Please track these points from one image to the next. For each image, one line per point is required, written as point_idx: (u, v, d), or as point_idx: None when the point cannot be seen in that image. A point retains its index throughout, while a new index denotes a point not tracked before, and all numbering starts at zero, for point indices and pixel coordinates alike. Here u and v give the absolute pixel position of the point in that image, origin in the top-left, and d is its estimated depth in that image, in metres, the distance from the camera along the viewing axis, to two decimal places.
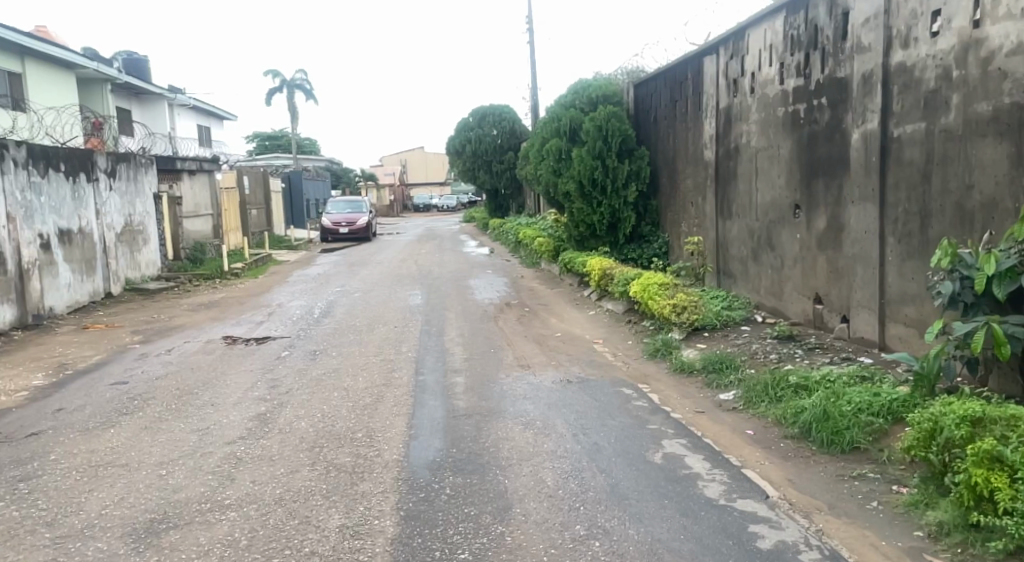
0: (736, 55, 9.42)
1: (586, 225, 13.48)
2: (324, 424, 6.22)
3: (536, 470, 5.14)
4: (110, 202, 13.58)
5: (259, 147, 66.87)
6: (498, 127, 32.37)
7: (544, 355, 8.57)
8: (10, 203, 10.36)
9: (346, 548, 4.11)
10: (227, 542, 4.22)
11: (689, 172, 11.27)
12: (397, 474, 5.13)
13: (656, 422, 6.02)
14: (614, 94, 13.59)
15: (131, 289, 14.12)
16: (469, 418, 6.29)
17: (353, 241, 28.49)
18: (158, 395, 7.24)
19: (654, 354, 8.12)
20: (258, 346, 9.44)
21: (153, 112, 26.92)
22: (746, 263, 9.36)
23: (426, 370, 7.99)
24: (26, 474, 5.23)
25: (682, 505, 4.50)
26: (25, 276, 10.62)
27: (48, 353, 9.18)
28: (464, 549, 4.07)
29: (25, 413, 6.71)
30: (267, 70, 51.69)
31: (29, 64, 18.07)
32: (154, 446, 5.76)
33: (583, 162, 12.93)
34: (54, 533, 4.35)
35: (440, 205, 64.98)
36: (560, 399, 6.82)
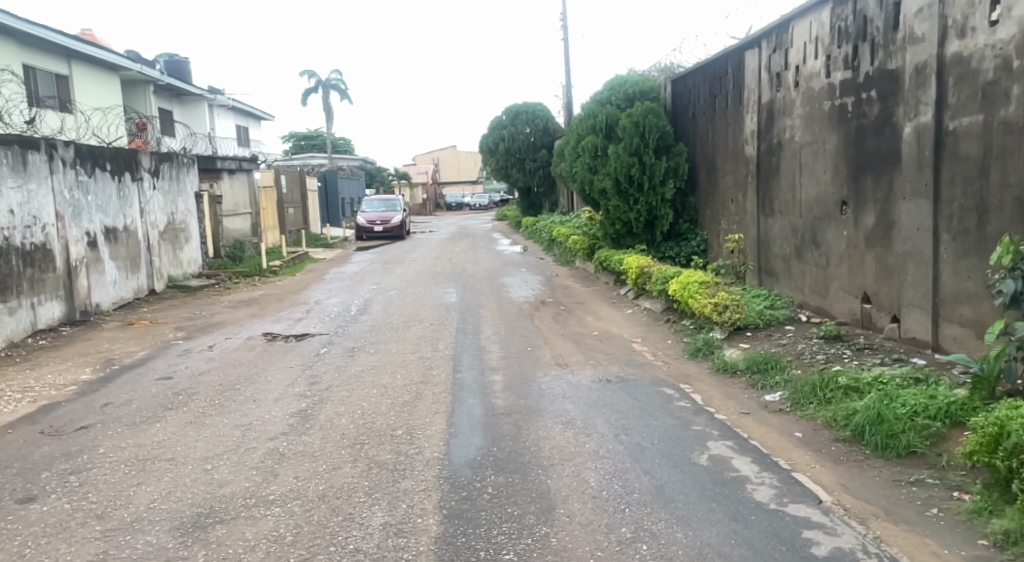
0: (780, 48, 9.21)
1: (622, 223, 13.34)
2: (365, 421, 6.21)
3: (578, 470, 5.06)
4: (153, 201, 13.81)
5: (296, 146, 67.64)
6: (531, 124, 32.45)
7: (581, 353, 8.49)
8: (58, 201, 10.58)
9: (390, 546, 4.08)
10: (273, 538, 4.22)
11: (729, 169, 11.08)
12: (438, 472, 5.10)
13: (700, 424, 5.91)
14: (651, 91, 13.46)
15: (173, 285, 14.36)
16: (509, 417, 6.23)
17: (388, 239, 28.63)
18: (202, 391, 7.30)
19: (695, 353, 7.97)
20: (297, 343, 9.49)
21: (193, 111, 27.33)
22: (789, 261, 9.15)
23: (464, 368, 7.96)
24: (76, 467, 5.30)
25: (731, 509, 4.39)
26: (73, 274, 10.83)
27: (94, 348, 9.33)
28: (509, 550, 4.02)
29: (74, 407, 6.81)
30: (303, 70, 52.14)
31: (75, 66, 18.46)
32: (200, 441, 5.81)
33: (620, 159, 12.77)
34: (105, 526, 4.39)
35: (472, 204, 65.12)
36: (599, 398, 6.74)
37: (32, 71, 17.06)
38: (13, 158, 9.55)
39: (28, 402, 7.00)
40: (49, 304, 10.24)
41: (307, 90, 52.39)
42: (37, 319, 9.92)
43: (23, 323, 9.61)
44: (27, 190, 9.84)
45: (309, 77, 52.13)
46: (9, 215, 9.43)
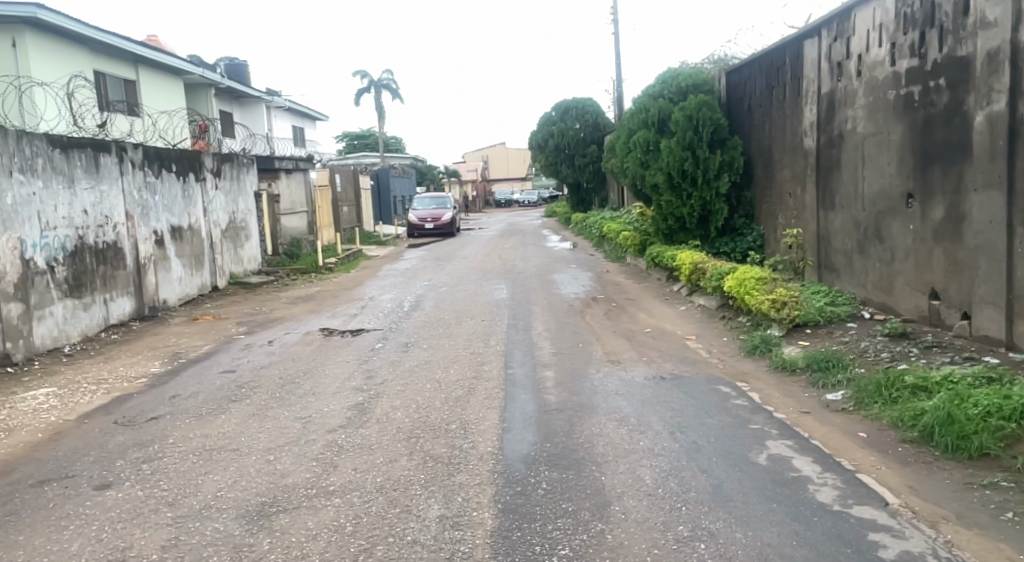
0: (841, 36, 8.97)
1: (675, 218, 13.21)
2: (419, 415, 6.28)
3: (633, 468, 5.02)
4: (216, 201, 14.18)
5: (348, 147, 68.75)
6: (581, 120, 32.26)
7: (634, 350, 8.43)
8: (128, 202, 10.94)
9: (447, 539, 4.12)
10: (334, 527, 4.30)
11: (787, 162, 10.83)
12: (492, 466, 5.12)
13: (758, 422, 5.81)
14: (705, 83, 13.23)
15: (235, 282, 14.75)
16: (562, 413, 6.24)
17: (438, 237, 28.87)
18: (264, 384, 7.49)
19: (752, 351, 7.83)
20: (353, 338, 9.64)
21: (253, 113, 28.00)
22: (851, 257, 8.91)
23: (515, 364, 7.98)
24: (148, 456, 5.49)
25: (792, 509, 4.31)
26: (142, 270, 11.20)
27: (163, 342, 9.63)
28: (565, 545, 4.03)
29: (144, 398, 7.05)
30: (357, 71, 52.83)
31: (143, 71, 19.05)
32: (262, 432, 5.95)
33: (672, 153, 12.65)
34: (176, 513, 4.53)
35: (520, 200, 65.28)
36: (654, 395, 6.68)
37: (102, 76, 17.67)
38: (86, 161, 9.92)
39: (102, 393, 7.26)
40: (120, 300, 10.61)
41: (361, 90, 53.15)
42: (109, 315, 10.29)
43: (97, 319, 9.98)
44: (99, 191, 10.22)
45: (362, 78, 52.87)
46: (83, 215, 9.80)
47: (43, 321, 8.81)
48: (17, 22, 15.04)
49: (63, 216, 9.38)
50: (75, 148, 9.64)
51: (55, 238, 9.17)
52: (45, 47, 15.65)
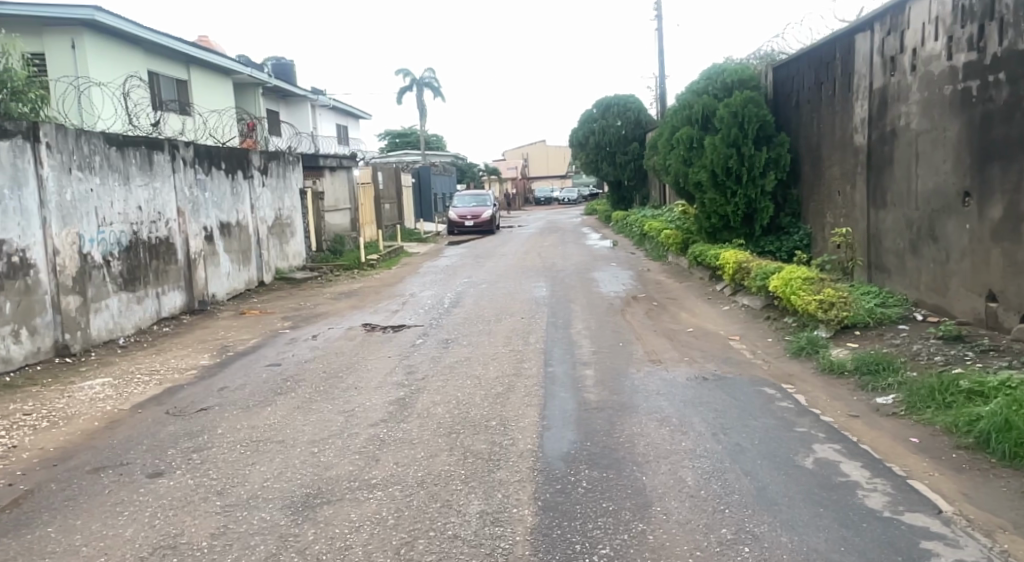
0: (895, 30, 8.74)
1: (718, 216, 13.05)
2: (459, 411, 6.31)
3: (674, 469, 4.97)
4: (263, 198, 14.43)
5: (390, 144, 69.32)
6: (623, 117, 31.94)
7: (676, 350, 8.34)
8: (180, 198, 11.19)
9: (487, 534, 4.13)
10: (377, 520, 4.34)
11: (836, 159, 10.61)
12: (532, 463, 5.11)
13: (804, 425, 5.71)
14: (752, 79, 13.00)
15: (280, 277, 14.99)
16: (602, 412, 6.20)
17: (478, 234, 28.95)
18: (308, 377, 7.60)
19: (799, 352, 7.69)
20: (394, 334, 9.72)
21: (299, 112, 28.43)
22: (902, 257, 8.70)
23: (555, 361, 7.96)
24: (198, 446, 5.61)
25: (840, 514, 4.22)
26: (192, 265, 11.45)
27: (212, 336, 9.84)
28: (605, 544, 4.00)
29: (194, 389, 7.21)
30: (400, 69, 53.25)
31: (193, 71, 19.45)
32: (307, 425, 6.04)
33: (716, 150, 12.51)
34: (224, 501, 4.62)
35: (560, 198, 65.19)
36: (696, 396, 6.60)
37: (156, 76, 18.09)
38: (141, 158, 10.17)
39: (155, 384, 7.44)
40: (172, 294, 10.87)
41: (403, 88, 53.56)
42: (161, 308, 10.53)
43: (150, 312, 10.22)
44: (153, 188, 10.46)
45: (404, 77, 53.29)
46: (137, 211, 10.05)
47: (100, 313, 9.06)
48: (75, 24, 15.47)
49: (119, 212, 9.62)
50: (130, 146, 9.89)
51: (111, 233, 9.42)
52: (102, 48, 16.07)
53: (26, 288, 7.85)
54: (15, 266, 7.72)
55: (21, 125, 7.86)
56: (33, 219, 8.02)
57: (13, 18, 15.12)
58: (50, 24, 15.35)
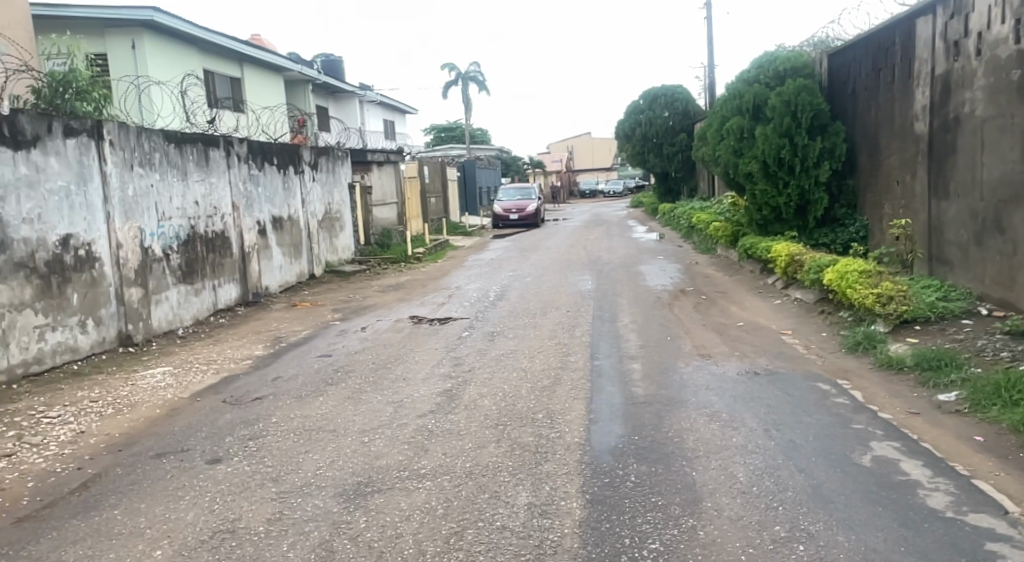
0: (959, 13, 8.44)
1: (770, 207, 12.82)
2: (506, 403, 6.31)
3: (725, 464, 4.89)
4: (313, 192, 14.63)
5: (435, 138, 69.67)
6: (670, 108, 31.49)
7: (726, 344, 8.21)
8: (235, 193, 11.41)
9: (535, 526, 4.12)
10: (426, 509, 4.37)
11: (895, 148, 10.31)
12: (580, 457, 5.08)
13: (861, 422, 5.56)
14: (805, 67, 12.69)
15: (330, 270, 15.20)
16: (650, 406, 6.13)
17: (523, 227, 28.93)
18: (358, 368, 7.69)
19: (855, 347, 7.50)
20: (441, 326, 9.78)
21: (347, 107, 28.77)
22: (965, 249, 8.41)
23: (601, 355, 7.91)
24: (253, 434, 5.72)
25: (900, 514, 4.10)
26: (246, 258, 11.68)
27: (265, 327, 10.04)
28: (655, 539, 3.96)
29: (249, 379, 7.36)
30: (446, 64, 53.45)
31: (246, 69, 19.79)
32: (357, 415, 6.11)
33: (768, 140, 12.30)
34: (279, 488, 4.71)
35: (606, 190, 64.79)
36: (748, 391, 6.48)
37: (211, 74, 18.45)
38: (198, 155, 10.40)
39: (212, 373, 7.61)
40: (227, 287, 11.11)
41: (448, 83, 53.77)
42: (217, 300, 10.78)
43: (207, 303, 10.47)
44: (209, 183, 10.69)
45: (450, 71, 53.50)
46: (194, 206, 10.28)
47: (160, 305, 9.31)
48: (135, 24, 15.87)
49: (177, 207, 9.85)
50: (187, 143, 10.12)
51: (171, 227, 9.66)
52: (160, 48, 16.46)
53: (92, 280, 8.10)
54: (82, 259, 7.97)
55: (86, 123, 8.09)
56: (97, 213, 8.26)
57: (76, 19, 15.60)
58: (111, 25, 15.78)
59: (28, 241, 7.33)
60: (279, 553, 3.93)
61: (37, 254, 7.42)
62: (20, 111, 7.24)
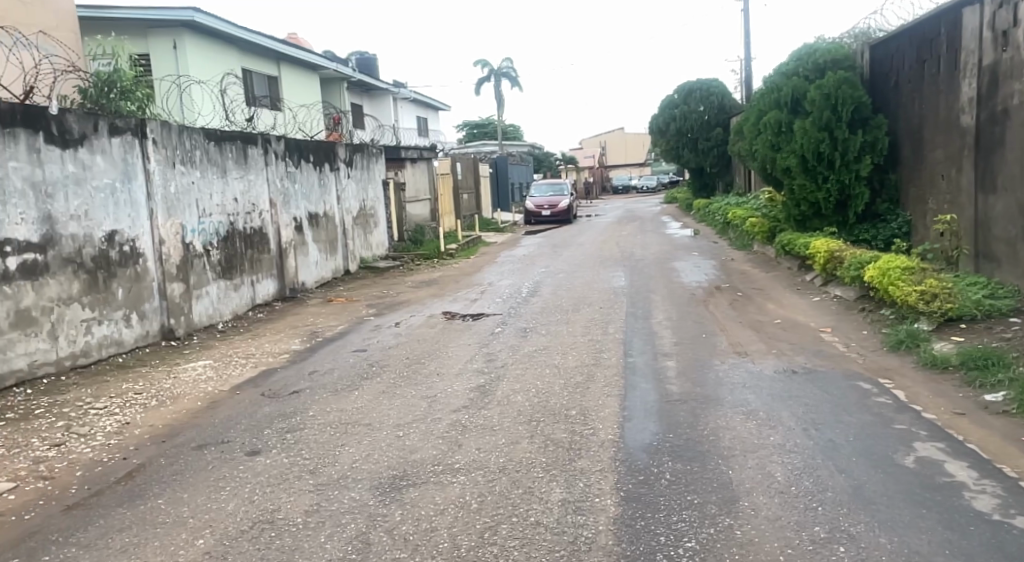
0: (1007, 3, 8.20)
1: (809, 203, 12.62)
2: (539, 399, 6.30)
3: (763, 464, 4.82)
4: (348, 189, 14.75)
5: (467, 135, 69.81)
6: (705, 102, 31.08)
7: (763, 342, 8.10)
8: (272, 190, 11.55)
9: (570, 523, 4.10)
10: (460, 504, 4.38)
11: (940, 141, 10.07)
12: (614, 454, 5.05)
13: (904, 422, 5.44)
14: (846, 59, 12.42)
15: (364, 266, 15.32)
16: (685, 404, 6.07)
17: (555, 223, 28.87)
18: (392, 363, 7.74)
19: (897, 346, 7.35)
20: (474, 322, 9.79)
21: (381, 105, 28.95)
22: (1014, 245, 8.18)
23: (635, 352, 7.85)
24: (291, 426, 5.79)
25: (945, 516, 4.00)
26: (283, 254, 11.83)
27: (302, 322, 10.16)
28: (691, 538, 3.91)
29: (286, 373, 7.45)
30: (478, 60, 53.51)
31: (283, 67, 20.01)
32: (392, 409, 6.15)
33: (807, 135, 12.09)
34: (316, 480, 4.75)
35: (639, 186, 64.34)
36: (786, 389, 6.38)
37: (249, 73, 18.69)
38: (237, 152, 10.55)
39: (251, 367, 7.72)
40: (265, 282, 11.26)
41: (481, 79, 53.82)
42: (255, 295, 10.93)
43: (246, 298, 10.63)
44: (248, 180, 10.84)
45: (483, 68, 53.56)
46: (233, 203, 10.43)
47: (201, 299, 9.47)
48: (177, 25, 16.14)
49: (217, 204, 10.00)
50: (226, 141, 10.26)
51: (211, 224, 9.81)
52: (200, 48, 16.71)
53: (136, 275, 8.28)
54: (126, 254, 8.14)
55: (130, 121, 8.25)
56: (141, 210, 8.42)
57: (120, 20, 15.91)
58: (154, 26, 16.07)
59: (76, 238, 7.49)
60: (316, 544, 3.97)
61: (83, 250, 7.59)
62: (67, 110, 7.39)
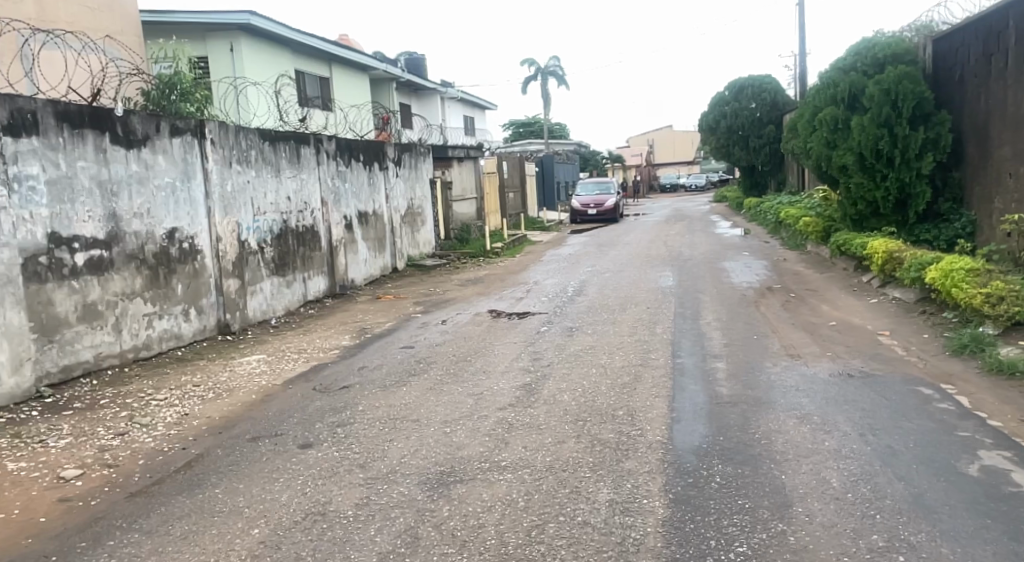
0: None
1: (866, 201, 12.30)
2: (585, 398, 6.26)
3: (817, 469, 4.70)
4: (397, 188, 14.88)
5: (514, 134, 69.86)
6: (757, 99, 30.43)
7: (817, 344, 7.91)
8: (323, 189, 11.72)
9: (617, 524, 4.06)
10: (507, 501, 4.37)
11: (1008, 138, 9.70)
12: (662, 455, 4.99)
13: (967, 429, 5.25)
14: (907, 52, 12.05)
15: (412, 264, 15.46)
16: (736, 406, 5.96)
17: (601, 222, 28.68)
18: (439, 360, 7.78)
19: (960, 350, 7.10)
20: (520, 321, 9.78)
21: (429, 105, 29.13)
22: None
23: (684, 353, 7.75)
24: (341, 421, 5.86)
25: (1012, 528, 3.85)
26: (334, 252, 11.99)
27: (351, 318, 10.29)
28: (742, 543, 3.84)
29: (336, 368, 7.55)
30: (525, 60, 53.49)
31: (335, 69, 20.31)
32: (439, 406, 6.17)
33: (865, 131, 11.77)
34: (366, 474, 4.80)
35: (687, 184, 63.53)
36: (841, 393, 6.22)
37: (302, 75, 19.01)
38: (290, 152, 10.73)
39: (303, 362, 7.85)
40: (316, 279, 11.43)
41: (528, 78, 53.79)
42: (307, 292, 11.11)
43: (298, 294, 10.81)
44: (300, 179, 11.02)
45: (530, 67, 53.53)
46: (287, 201, 10.62)
47: (255, 295, 9.66)
48: (233, 29, 16.53)
49: (271, 202, 10.18)
50: (280, 140, 10.44)
51: (265, 222, 10.00)
52: (256, 50, 17.07)
53: (194, 271, 8.49)
54: (186, 251, 8.36)
55: (190, 122, 8.46)
56: (199, 209, 8.62)
57: (180, 24, 16.37)
58: (211, 30, 16.49)
59: (139, 234, 7.72)
60: (366, 537, 4.00)
61: (146, 246, 7.81)
62: (131, 112, 7.61)
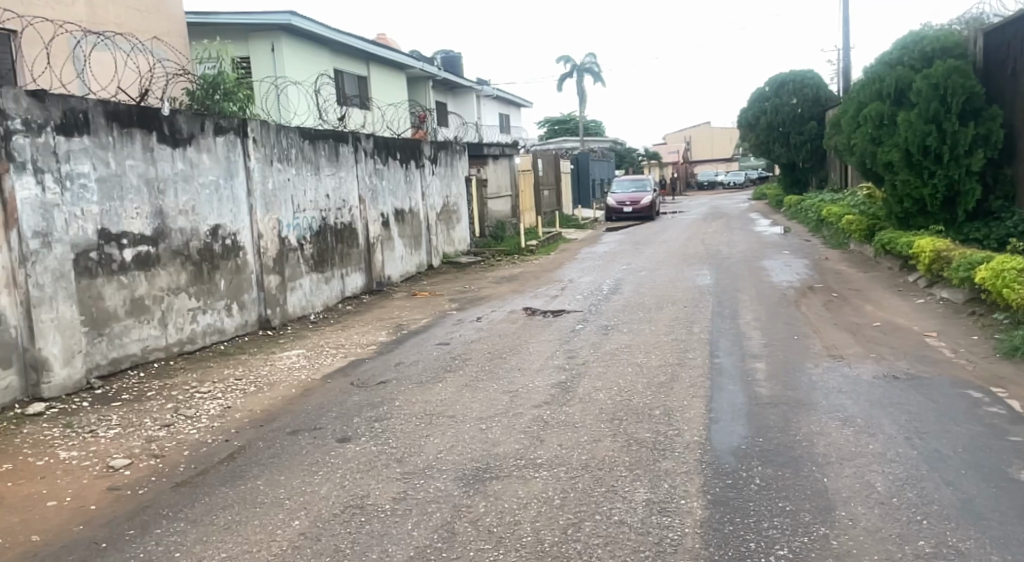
0: None
1: (912, 199, 12.02)
2: (621, 397, 6.22)
3: (861, 472, 4.61)
4: (432, 186, 14.95)
5: (549, 131, 69.73)
6: (799, 95, 30.05)
7: (859, 345, 7.76)
8: (361, 187, 11.83)
9: (655, 523, 4.03)
10: (543, 499, 4.36)
11: None
12: (700, 456, 4.94)
13: (1019, 434, 5.10)
14: (956, 47, 11.85)
15: (448, 261, 15.52)
16: (776, 407, 5.87)
17: (637, 220, 28.47)
18: (474, 357, 7.80)
19: (1012, 353, 6.90)
20: (555, 319, 9.76)
21: (465, 103, 29.21)
22: None
23: (722, 352, 7.66)
24: (379, 416, 5.91)
25: None
26: (371, 249, 12.09)
27: (388, 314, 10.37)
28: (783, 546, 3.78)
29: (374, 364, 7.62)
30: (561, 57, 53.35)
31: (373, 68, 20.46)
32: (475, 402, 6.19)
33: (911, 127, 11.50)
34: (404, 469, 4.83)
35: (725, 181, 62.74)
36: (884, 395, 6.10)
37: (340, 74, 19.20)
38: (329, 150, 10.85)
39: (341, 357, 7.93)
40: (354, 276, 11.55)
41: (564, 76, 53.64)
42: (345, 288, 11.23)
43: (336, 291, 10.94)
44: (339, 177, 11.13)
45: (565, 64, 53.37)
46: (326, 199, 10.74)
47: (295, 291, 9.80)
48: (274, 29, 16.76)
49: (311, 200, 10.31)
50: (320, 139, 10.56)
51: (305, 219, 10.13)
52: (296, 50, 17.29)
53: (236, 267, 8.64)
54: (228, 247, 8.51)
55: (233, 121, 8.61)
56: (241, 206, 8.77)
57: (223, 25, 16.64)
58: (253, 30, 16.74)
59: (184, 231, 7.87)
60: (404, 531, 4.03)
61: (190, 243, 7.96)
62: (177, 111, 7.77)
